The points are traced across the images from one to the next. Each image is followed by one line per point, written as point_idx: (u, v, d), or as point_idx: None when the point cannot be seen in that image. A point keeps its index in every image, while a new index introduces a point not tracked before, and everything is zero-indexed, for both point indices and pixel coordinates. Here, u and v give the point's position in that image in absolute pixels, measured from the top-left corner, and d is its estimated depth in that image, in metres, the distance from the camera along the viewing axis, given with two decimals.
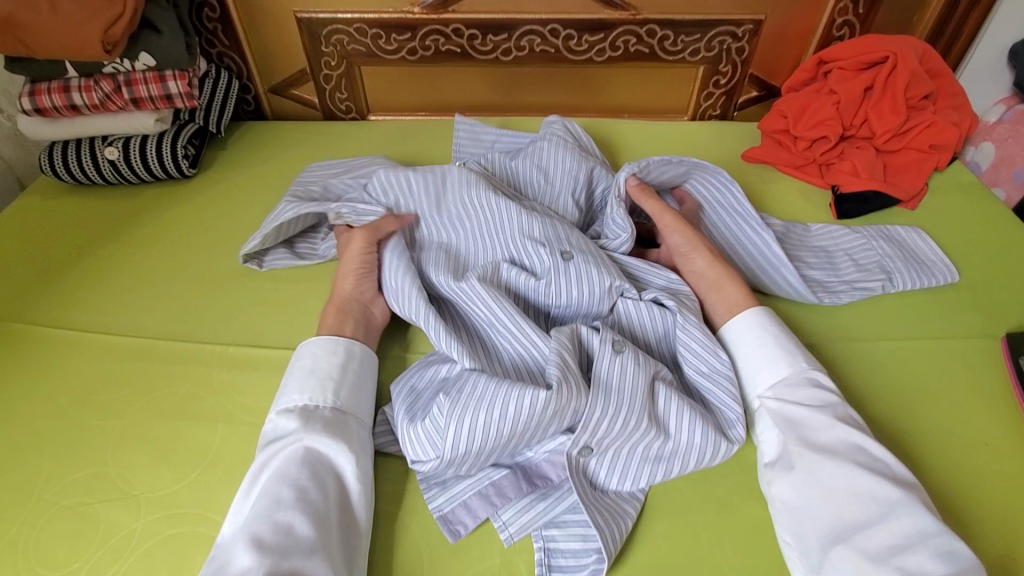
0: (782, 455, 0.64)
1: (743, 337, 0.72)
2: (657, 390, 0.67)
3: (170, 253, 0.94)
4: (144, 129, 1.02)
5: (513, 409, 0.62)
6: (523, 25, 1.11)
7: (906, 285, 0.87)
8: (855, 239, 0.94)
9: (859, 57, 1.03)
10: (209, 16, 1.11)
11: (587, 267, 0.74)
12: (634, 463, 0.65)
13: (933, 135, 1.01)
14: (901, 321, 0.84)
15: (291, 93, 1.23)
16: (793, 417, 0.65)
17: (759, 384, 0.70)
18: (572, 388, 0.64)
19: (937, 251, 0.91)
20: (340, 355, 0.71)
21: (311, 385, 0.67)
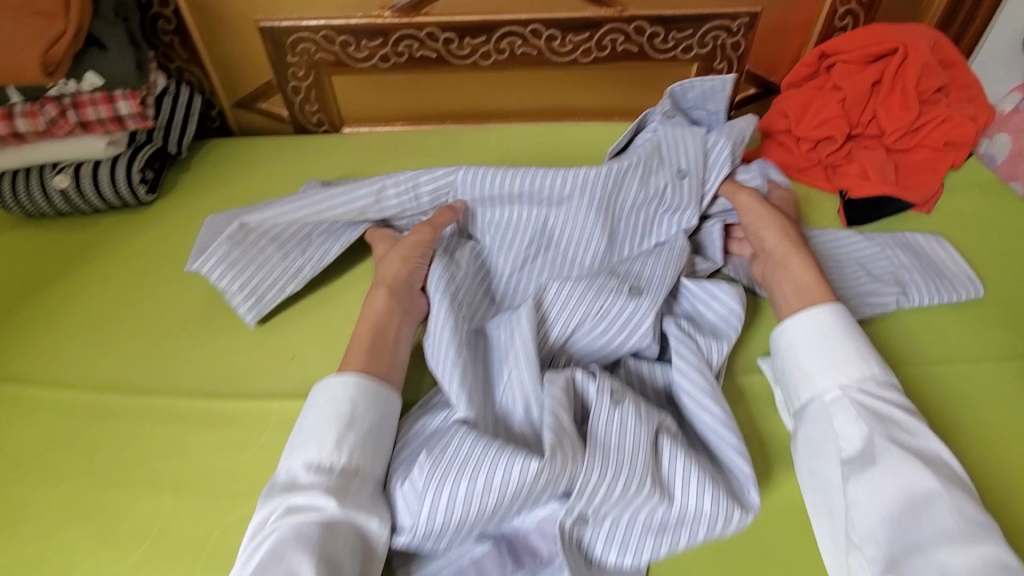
0: (867, 451, 0.60)
1: (824, 325, 0.67)
2: (660, 448, 0.60)
3: (123, 289, 0.87)
4: (95, 154, 0.95)
5: (499, 472, 0.56)
6: (503, 27, 1.03)
7: (923, 299, 0.80)
8: (867, 245, 0.86)
9: (865, 49, 0.95)
10: (165, 29, 1.03)
11: (636, 315, 0.71)
12: (634, 534, 0.58)
13: (948, 130, 0.93)
14: (931, 342, 0.77)
15: (258, 106, 1.15)
16: (879, 411, 0.62)
17: (842, 374, 0.65)
18: (566, 447, 0.57)
19: (959, 261, 0.84)
20: (379, 407, 0.64)
21: (349, 441, 0.61)
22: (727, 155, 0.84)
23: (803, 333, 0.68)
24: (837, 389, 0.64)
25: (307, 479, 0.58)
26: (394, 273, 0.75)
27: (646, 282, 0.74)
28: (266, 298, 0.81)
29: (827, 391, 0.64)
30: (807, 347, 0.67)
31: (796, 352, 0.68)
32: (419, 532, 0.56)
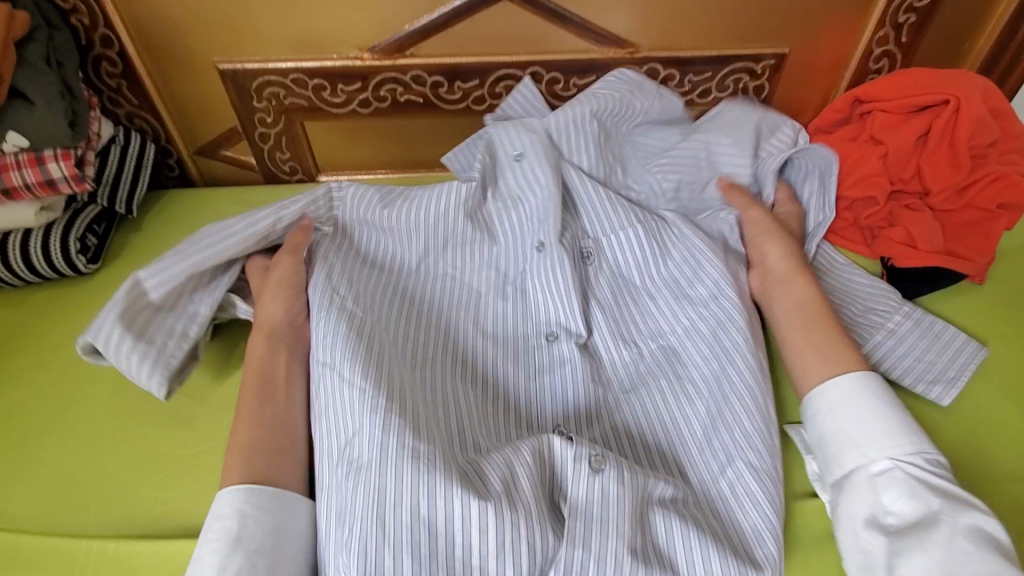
0: (926, 529, 0.55)
1: (865, 389, 0.63)
2: (652, 515, 0.57)
3: (53, 387, 0.73)
4: (23, 223, 0.81)
5: (455, 534, 0.53)
6: (499, 69, 0.91)
7: (897, 374, 0.76)
8: (881, 301, 0.80)
9: (907, 97, 0.84)
10: (110, 71, 0.90)
11: (573, 357, 0.71)
12: None
13: (1000, 191, 0.82)
14: (994, 453, 0.70)
15: (221, 154, 1.02)
16: (933, 482, 0.58)
17: (894, 445, 0.60)
18: (539, 511, 0.55)
19: (965, 370, 0.75)
20: (269, 511, 0.57)
21: (235, 564, 0.54)
22: (590, 147, 0.84)
23: (841, 396, 0.63)
24: (886, 460, 0.59)
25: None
26: (276, 318, 0.70)
27: (596, 330, 0.74)
28: (168, 359, 0.70)
29: (874, 461, 0.60)
30: (858, 413, 0.62)
31: (837, 415, 0.62)
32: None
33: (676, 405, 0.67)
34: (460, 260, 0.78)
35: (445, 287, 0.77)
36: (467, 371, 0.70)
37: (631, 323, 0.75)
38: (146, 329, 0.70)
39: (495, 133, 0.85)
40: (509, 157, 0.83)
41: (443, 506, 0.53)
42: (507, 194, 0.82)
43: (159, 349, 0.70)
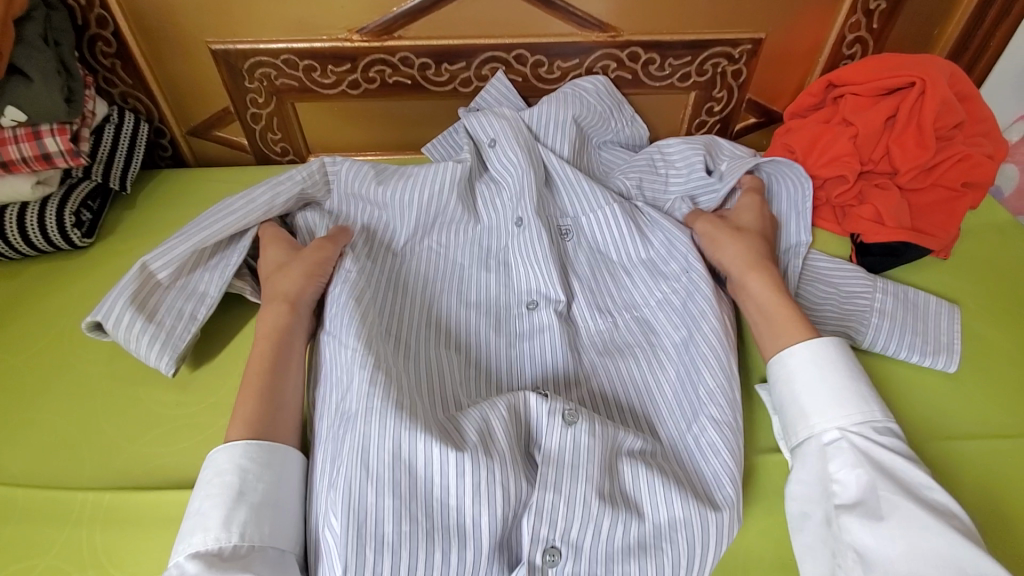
0: (866, 499, 0.58)
1: (820, 360, 0.65)
2: (622, 464, 0.61)
3: (50, 354, 0.75)
4: (20, 196, 0.83)
5: (435, 477, 0.56)
6: (485, 52, 0.94)
7: (898, 352, 0.76)
8: (862, 284, 0.81)
9: (877, 81, 0.88)
10: (104, 51, 0.92)
11: (552, 326, 0.74)
12: (613, 555, 0.58)
13: (966, 170, 0.86)
14: (950, 415, 0.72)
15: (214, 135, 1.04)
16: (878, 455, 0.60)
17: (842, 415, 0.62)
18: (514, 459, 0.58)
19: (955, 335, 0.77)
20: (273, 467, 0.60)
21: (240, 515, 0.56)
22: (569, 133, 0.89)
23: (796, 368, 0.66)
24: (834, 430, 0.62)
25: (193, 569, 0.53)
26: (296, 288, 0.72)
27: (577, 300, 0.78)
28: (175, 338, 0.72)
29: (824, 430, 0.62)
30: (806, 387, 0.65)
31: (794, 386, 0.65)
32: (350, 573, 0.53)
33: (650, 372, 0.71)
34: (447, 239, 0.82)
35: (434, 262, 0.80)
36: (453, 339, 0.72)
37: (610, 297, 0.79)
38: (154, 309, 0.72)
39: (484, 115, 0.88)
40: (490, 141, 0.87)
41: (424, 449, 0.56)
42: (502, 169, 0.85)
43: (167, 328, 0.72)
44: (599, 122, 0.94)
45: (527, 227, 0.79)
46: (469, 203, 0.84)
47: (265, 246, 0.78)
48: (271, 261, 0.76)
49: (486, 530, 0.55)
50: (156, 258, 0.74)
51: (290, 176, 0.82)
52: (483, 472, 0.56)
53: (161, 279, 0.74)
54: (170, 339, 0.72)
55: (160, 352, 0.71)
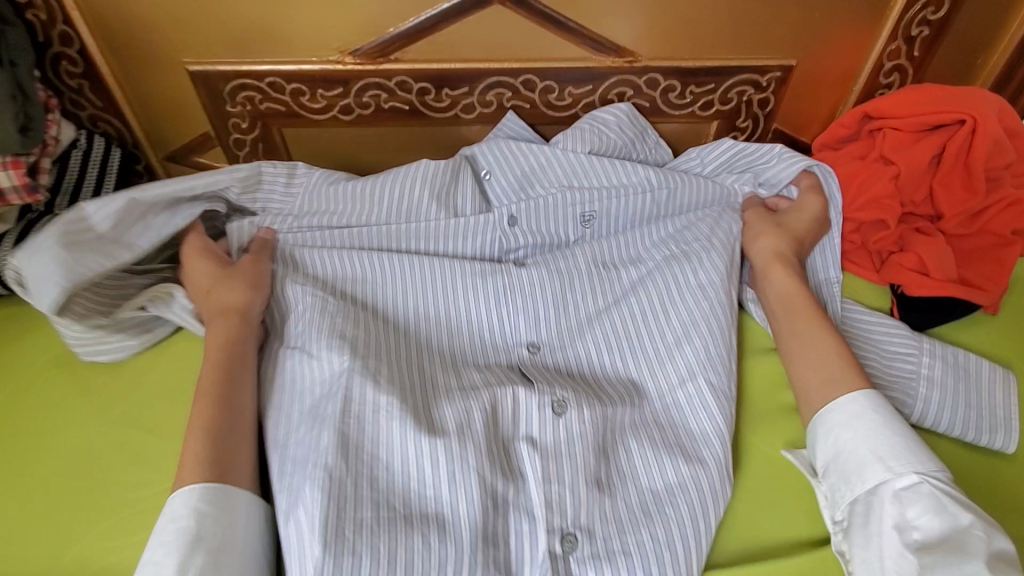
0: (953, 541, 0.55)
1: (881, 406, 0.62)
2: (619, 447, 0.64)
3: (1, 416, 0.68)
4: None
5: (424, 460, 0.58)
6: (490, 76, 0.86)
7: (948, 428, 0.68)
8: (909, 345, 0.73)
9: (920, 115, 0.80)
10: (70, 71, 0.83)
11: (546, 313, 0.76)
12: (626, 545, 0.58)
13: (1014, 216, 0.79)
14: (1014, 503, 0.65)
15: (194, 160, 0.96)
16: (955, 493, 0.57)
17: (915, 460, 0.59)
18: (500, 465, 0.60)
19: (1012, 410, 0.69)
20: (233, 513, 0.56)
21: (197, 563, 0.53)
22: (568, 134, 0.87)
23: (856, 413, 0.62)
24: (912, 475, 0.58)
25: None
26: (243, 300, 0.69)
27: (575, 272, 0.78)
28: (81, 275, 0.69)
29: (900, 475, 0.58)
30: (872, 430, 0.61)
31: (864, 434, 0.61)
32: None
33: (657, 365, 0.72)
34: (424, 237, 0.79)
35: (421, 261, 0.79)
36: (449, 336, 0.74)
37: (610, 253, 0.81)
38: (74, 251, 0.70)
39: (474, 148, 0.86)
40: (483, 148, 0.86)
41: (419, 444, 0.58)
42: (489, 170, 0.85)
43: (81, 269, 0.69)
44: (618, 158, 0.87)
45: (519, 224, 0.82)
46: (458, 201, 0.83)
47: (194, 263, 0.73)
48: (203, 279, 0.72)
49: (468, 516, 0.56)
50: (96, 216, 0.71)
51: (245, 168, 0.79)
52: (468, 442, 0.59)
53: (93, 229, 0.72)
54: (76, 275, 0.69)
55: (76, 331, 0.70)
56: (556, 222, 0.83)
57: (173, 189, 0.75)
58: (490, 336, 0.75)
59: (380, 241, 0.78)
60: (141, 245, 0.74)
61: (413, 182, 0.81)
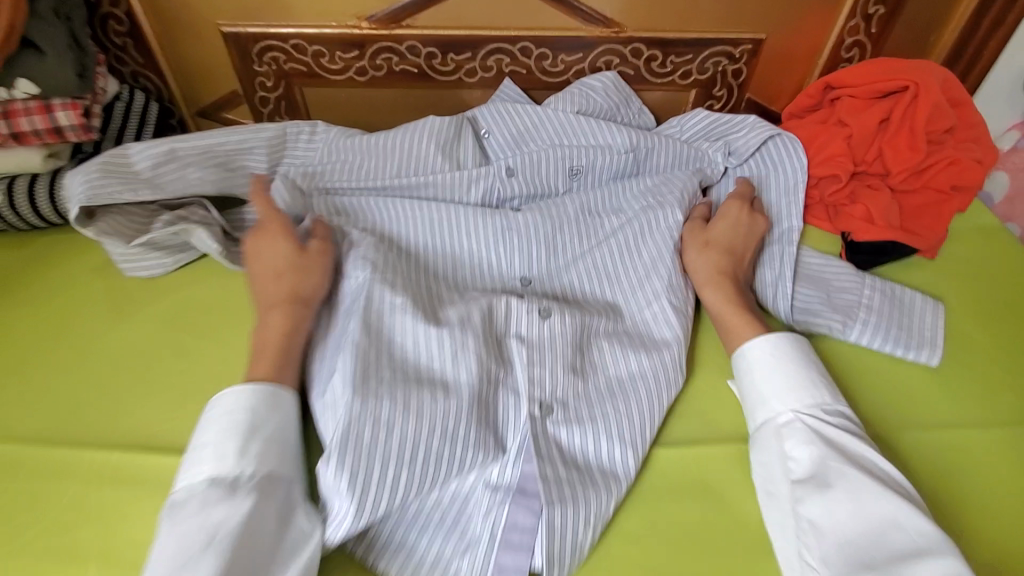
0: (818, 472, 0.61)
1: (782, 350, 0.69)
2: (591, 344, 0.74)
3: (58, 321, 0.78)
4: (31, 168, 0.84)
5: (433, 348, 0.67)
6: (491, 43, 0.96)
7: (880, 345, 0.78)
8: (851, 280, 0.84)
9: (871, 84, 0.90)
10: (116, 30, 0.93)
11: (538, 250, 0.85)
12: (599, 422, 0.67)
13: (954, 174, 0.89)
14: (947, 404, 0.74)
15: (223, 116, 1.06)
16: (828, 429, 0.64)
17: (797, 399, 0.66)
18: (491, 351, 0.70)
19: (938, 331, 0.79)
20: (279, 409, 0.63)
21: (255, 449, 0.59)
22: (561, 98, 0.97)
23: (757, 356, 0.70)
24: (789, 413, 0.66)
25: (206, 493, 0.56)
26: (301, 285, 0.72)
27: (563, 212, 0.88)
28: (109, 198, 0.81)
29: (781, 413, 0.66)
30: (762, 375, 0.69)
31: (756, 376, 0.69)
32: (341, 433, 0.60)
33: (634, 290, 0.82)
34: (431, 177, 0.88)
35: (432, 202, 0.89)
36: (454, 265, 0.84)
37: (597, 203, 0.90)
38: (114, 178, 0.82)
39: (481, 108, 0.96)
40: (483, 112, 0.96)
41: (428, 335, 0.68)
42: (489, 128, 0.95)
43: (112, 194, 0.81)
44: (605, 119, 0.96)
45: (515, 176, 0.90)
46: (462, 152, 0.92)
47: (265, 249, 0.76)
48: (276, 259, 0.74)
49: (465, 380, 0.66)
50: (141, 155, 0.85)
51: (271, 130, 0.91)
52: (469, 325, 0.70)
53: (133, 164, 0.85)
54: (105, 197, 0.81)
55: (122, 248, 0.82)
56: (546, 175, 0.92)
57: (206, 138, 0.87)
58: (489, 264, 0.85)
59: (394, 182, 0.88)
60: (168, 184, 0.85)
61: (420, 137, 0.91)
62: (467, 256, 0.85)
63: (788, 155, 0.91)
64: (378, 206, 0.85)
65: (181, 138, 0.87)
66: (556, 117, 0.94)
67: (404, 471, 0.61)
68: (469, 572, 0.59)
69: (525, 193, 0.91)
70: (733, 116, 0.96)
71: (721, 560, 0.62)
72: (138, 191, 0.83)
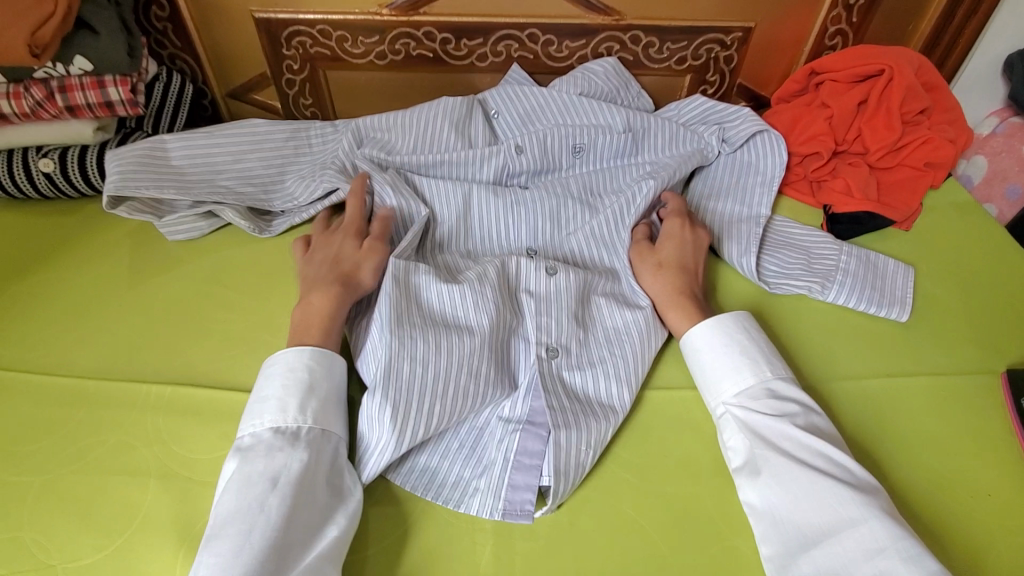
0: (749, 460, 0.65)
1: (715, 341, 0.73)
2: (592, 300, 0.80)
3: (109, 276, 0.85)
4: (82, 139, 0.92)
5: (456, 301, 0.74)
6: (501, 29, 1.04)
7: (854, 304, 0.86)
8: (830, 248, 0.90)
9: (851, 69, 0.98)
10: (158, 15, 1.02)
11: (548, 219, 0.91)
12: (599, 368, 0.74)
13: (928, 151, 0.96)
14: (917, 355, 0.82)
15: (251, 97, 1.14)
16: (755, 420, 0.67)
17: (726, 389, 0.70)
18: (508, 304, 0.77)
19: (908, 291, 0.87)
20: (334, 370, 0.68)
21: (313, 406, 0.64)
22: (566, 83, 1.03)
23: (695, 350, 0.74)
24: (721, 406, 0.70)
25: (271, 441, 0.61)
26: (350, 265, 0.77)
27: (569, 188, 0.95)
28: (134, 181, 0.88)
29: (715, 407, 0.70)
30: (699, 369, 0.73)
31: (695, 371, 0.74)
32: (384, 369, 0.66)
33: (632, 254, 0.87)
34: (449, 152, 0.94)
35: (450, 175, 0.95)
36: (470, 232, 0.91)
37: (597, 183, 0.97)
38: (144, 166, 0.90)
39: (491, 91, 1.03)
40: (492, 95, 1.02)
41: (450, 290, 0.74)
42: (500, 109, 1.01)
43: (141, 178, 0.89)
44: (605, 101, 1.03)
45: (526, 152, 0.95)
46: (475, 129, 0.98)
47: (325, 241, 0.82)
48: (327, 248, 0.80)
49: (485, 325, 0.72)
50: (178, 141, 0.94)
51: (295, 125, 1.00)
52: (488, 278, 0.77)
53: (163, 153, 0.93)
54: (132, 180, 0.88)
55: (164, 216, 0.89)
56: (553, 152, 0.97)
57: (233, 130, 0.97)
58: (503, 231, 0.91)
59: (413, 156, 0.94)
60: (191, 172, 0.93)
61: (436, 115, 0.96)
62: (483, 222, 0.91)
63: (769, 152, 0.98)
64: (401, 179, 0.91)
65: (208, 132, 0.96)
66: (562, 98, 1.00)
67: (437, 404, 0.66)
68: (486, 490, 0.65)
69: (532, 168, 0.97)
70: (727, 105, 1.03)
71: (715, 485, 0.68)
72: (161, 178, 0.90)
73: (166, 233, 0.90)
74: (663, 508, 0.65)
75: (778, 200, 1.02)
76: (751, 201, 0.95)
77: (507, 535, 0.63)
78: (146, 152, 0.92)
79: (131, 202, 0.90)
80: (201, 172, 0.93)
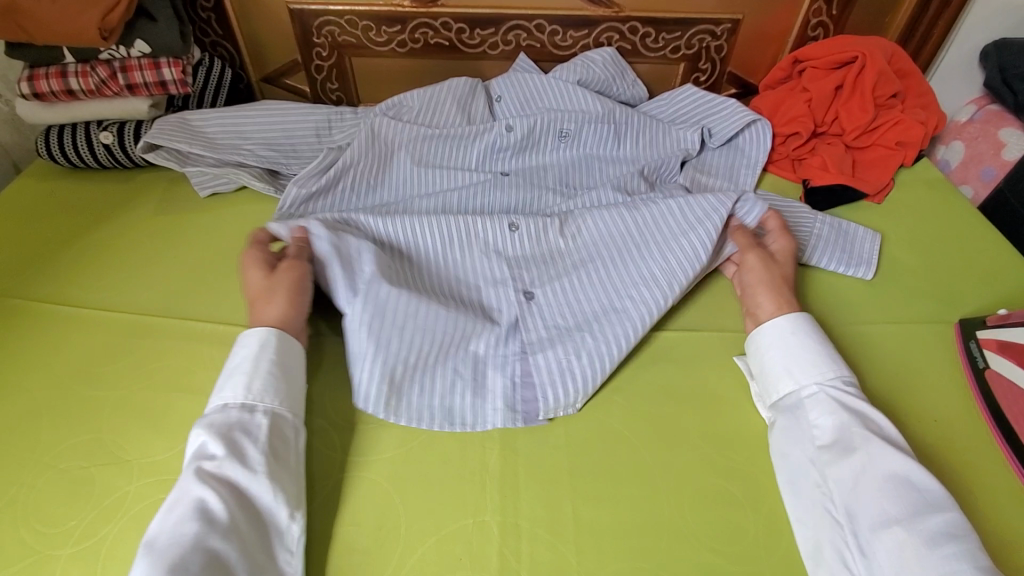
0: (841, 437, 0.66)
1: (808, 326, 0.75)
2: (575, 253, 0.88)
3: (161, 234, 0.97)
4: (137, 114, 1.04)
5: (444, 261, 0.86)
6: (510, 20, 1.14)
7: (825, 263, 0.95)
8: (806, 215, 0.98)
9: (831, 56, 1.07)
10: (203, 6, 1.13)
11: (537, 190, 1.01)
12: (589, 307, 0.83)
13: (899, 132, 1.06)
14: (881, 308, 0.91)
15: (283, 82, 1.26)
16: (847, 403, 0.69)
17: (818, 370, 0.72)
18: (490, 259, 0.86)
19: (874, 253, 0.96)
20: (246, 347, 0.70)
21: (223, 384, 0.68)
22: (568, 71, 1.12)
23: (787, 330, 0.75)
24: (814, 385, 0.71)
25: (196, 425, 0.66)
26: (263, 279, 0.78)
27: (558, 165, 1.06)
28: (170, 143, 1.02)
29: (805, 386, 0.71)
30: (795, 350, 0.74)
31: (776, 347, 0.75)
32: (372, 305, 0.76)
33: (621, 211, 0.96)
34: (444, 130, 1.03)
35: (446, 149, 1.03)
36: (464, 198, 0.99)
37: (585, 160, 1.07)
38: (180, 133, 1.03)
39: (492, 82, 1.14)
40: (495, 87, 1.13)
41: (431, 251, 0.86)
42: (500, 97, 1.12)
43: (173, 142, 1.02)
44: (602, 88, 1.13)
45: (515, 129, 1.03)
46: (472, 111, 1.07)
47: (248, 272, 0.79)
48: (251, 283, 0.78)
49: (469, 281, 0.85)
50: (214, 124, 1.05)
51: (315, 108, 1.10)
52: (472, 237, 0.87)
53: (198, 126, 1.06)
54: (167, 142, 1.02)
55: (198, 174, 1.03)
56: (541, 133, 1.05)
57: (261, 109, 1.07)
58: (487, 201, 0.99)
59: (406, 134, 1.03)
60: (221, 142, 1.05)
61: (434, 101, 1.07)
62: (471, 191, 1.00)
63: (757, 138, 1.08)
64: (394, 156, 1.01)
65: (238, 108, 1.07)
66: (552, 86, 1.09)
67: (421, 336, 0.76)
68: (498, 406, 0.75)
69: (521, 145, 1.05)
70: (715, 96, 1.12)
71: (694, 406, 0.77)
72: (190, 142, 1.03)
73: (198, 188, 1.03)
74: (647, 427, 0.74)
75: (762, 176, 1.12)
76: (740, 181, 1.05)
77: (512, 442, 0.73)
78: (181, 123, 1.05)
79: (159, 156, 1.03)
80: (230, 143, 1.06)
